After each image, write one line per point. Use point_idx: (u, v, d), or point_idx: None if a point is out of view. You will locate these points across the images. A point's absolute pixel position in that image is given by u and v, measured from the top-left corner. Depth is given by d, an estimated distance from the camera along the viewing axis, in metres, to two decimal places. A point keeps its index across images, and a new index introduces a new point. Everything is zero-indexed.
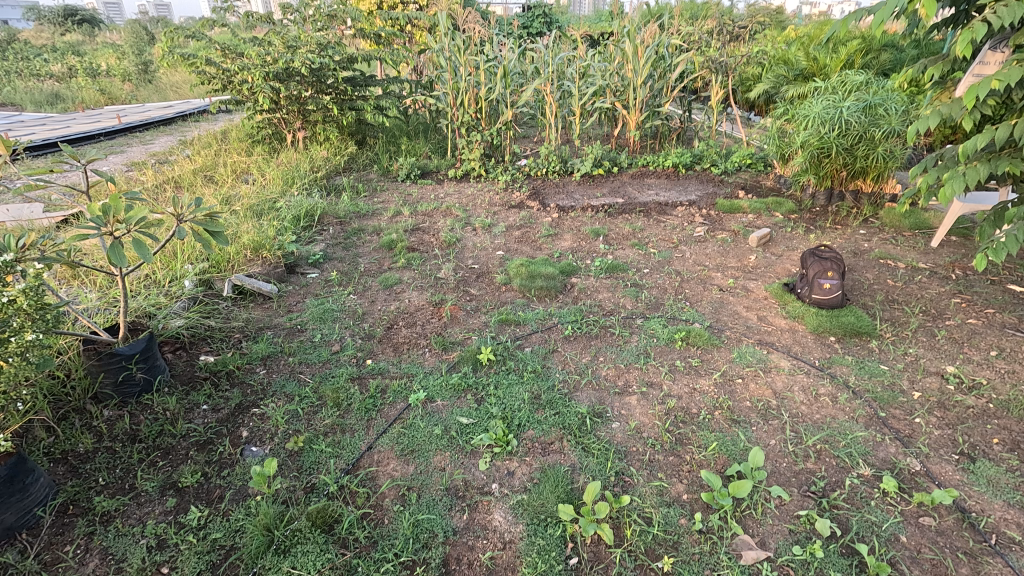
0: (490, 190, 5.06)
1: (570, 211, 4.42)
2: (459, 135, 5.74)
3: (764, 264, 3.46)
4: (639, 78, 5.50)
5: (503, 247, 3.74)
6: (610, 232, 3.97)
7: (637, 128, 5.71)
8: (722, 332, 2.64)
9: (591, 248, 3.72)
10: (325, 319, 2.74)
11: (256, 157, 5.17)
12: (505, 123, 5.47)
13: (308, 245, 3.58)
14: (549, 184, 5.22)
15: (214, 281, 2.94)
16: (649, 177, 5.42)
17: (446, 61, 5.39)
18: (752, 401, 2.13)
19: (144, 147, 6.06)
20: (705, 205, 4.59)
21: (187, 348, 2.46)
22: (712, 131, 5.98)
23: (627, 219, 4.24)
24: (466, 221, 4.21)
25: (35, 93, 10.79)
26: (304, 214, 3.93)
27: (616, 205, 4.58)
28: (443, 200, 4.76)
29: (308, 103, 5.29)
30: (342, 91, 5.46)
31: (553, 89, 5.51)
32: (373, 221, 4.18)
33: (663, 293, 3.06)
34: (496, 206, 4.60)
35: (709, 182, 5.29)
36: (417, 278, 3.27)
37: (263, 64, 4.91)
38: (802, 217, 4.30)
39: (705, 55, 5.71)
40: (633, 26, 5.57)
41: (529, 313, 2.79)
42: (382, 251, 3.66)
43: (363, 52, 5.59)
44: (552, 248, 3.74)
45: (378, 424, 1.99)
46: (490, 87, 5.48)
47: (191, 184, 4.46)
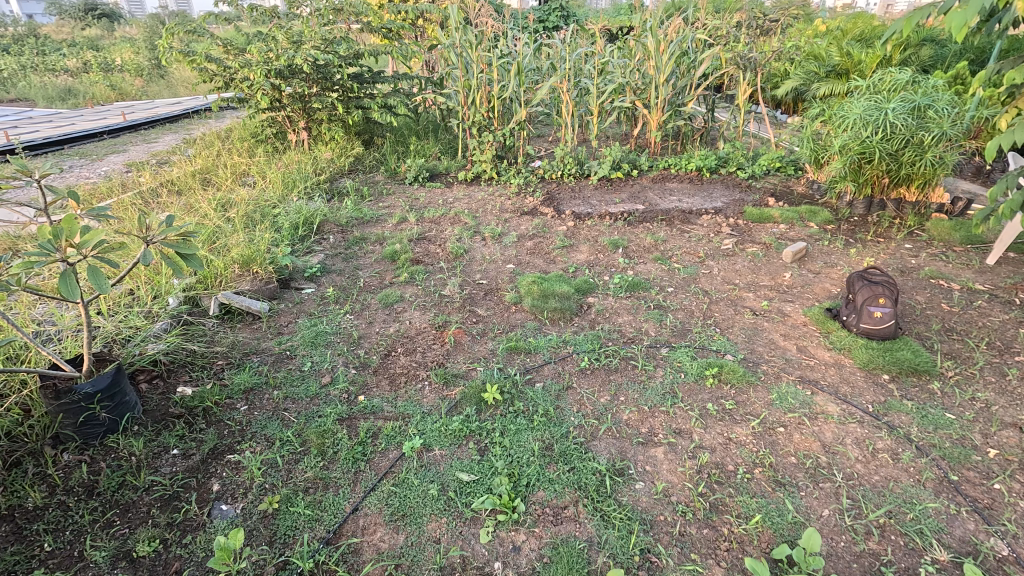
0: (501, 194, 4.79)
1: (587, 219, 4.14)
2: (470, 136, 5.48)
3: (801, 283, 3.14)
4: (661, 76, 5.18)
5: (514, 260, 3.48)
6: (630, 244, 3.68)
7: (658, 128, 5.39)
8: (757, 366, 2.35)
9: (609, 262, 3.44)
10: (317, 344, 2.50)
11: (259, 158, 4.96)
12: (518, 123, 5.20)
13: (305, 256, 3.35)
14: (564, 188, 4.93)
15: (201, 298, 2.73)
16: (670, 182, 5.10)
17: (457, 57, 5.11)
18: (797, 457, 1.84)
19: (146, 146, 5.91)
20: (732, 213, 4.27)
21: (165, 378, 2.24)
22: (738, 131, 5.63)
23: (647, 228, 3.96)
24: (475, 230, 3.95)
25: (48, 88, 10.78)
26: (302, 221, 3.70)
27: (635, 212, 4.28)
28: (452, 205, 4.51)
29: (312, 101, 5.07)
30: (348, 88, 5.22)
31: (569, 87, 5.22)
32: (377, 229, 3.94)
33: (689, 317, 2.77)
34: (507, 213, 4.33)
35: (736, 187, 4.96)
36: (420, 295, 3.02)
37: (265, 61, 4.68)
38: (840, 228, 3.96)
39: (732, 51, 5.36)
40: (655, 20, 5.24)
41: (541, 340, 2.53)
42: (384, 263, 3.41)
43: (371, 47, 5.34)
44: (566, 260, 3.46)
45: (367, 478, 1.74)
46: (503, 85, 5.20)
47: (189, 187, 4.27)
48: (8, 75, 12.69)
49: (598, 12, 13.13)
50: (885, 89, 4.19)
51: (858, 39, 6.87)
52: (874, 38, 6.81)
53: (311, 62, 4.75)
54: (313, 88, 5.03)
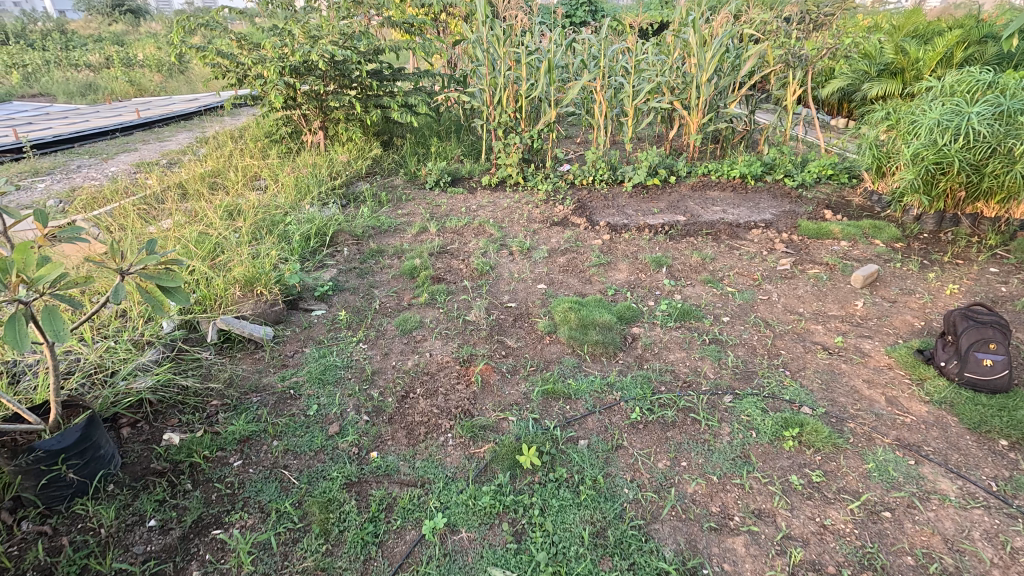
0: (528, 202, 4.45)
1: (624, 232, 3.78)
2: (495, 137, 5.15)
3: (876, 314, 2.74)
4: (703, 75, 4.78)
5: (546, 279, 3.14)
6: (674, 262, 3.31)
7: (698, 131, 4.99)
8: (844, 423, 1.97)
9: (652, 283, 3.07)
10: (325, 381, 2.19)
11: (273, 160, 4.69)
12: (547, 124, 4.85)
13: (316, 273, 3.05)
14: (596, 196, 4.57)
15: (199, 323, 2.45)
16: (711, 190, 4.71)
17: (483, 53, 4.76)
18: (914, 558, 1.47)
19: (159, 145, 5.70)
20: (785, 227, 3.87)
21: (151, 423, 1.95)
22: (785, 135, 5.20)
23: (691, 244, 3.58)
24: (502, 242, 3.62)
25: (69, 83, 10.74)
26: (314, 232, 3.41)
27: (676, 225, 3.90)
28: (476, 214, 4.19)
29: (329, 100, 4.77)
30: (367, 86, 4.92)
31: (603, 86, 4.84)
32: (395, 240, 3.63)
33: (751, 355, 2.40)
34: (536, 222, 3.99)
35: (784, 197, 4.54)
36: (441, 320, 2.69)
37: (280, 57, 4.39)
38: (910, 246, 3.53)
39: (782, 48, 4.92)
40: (697, 14, 4.83)
41: (582, 382, 2.18)
42: (402, 281, 3.09)
43: (392, 42, 5.02)
44: (604, 280, 3.10)
45: (380, 571, 1.42)
46: (532, 83, 4.85)
47: (197, 191, 4.02)
48: (31, 70, 12.70)
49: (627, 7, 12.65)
50: (963, 91, 3.73)
51: (914, 35, 6.35)
52: (931, 33, 6.29)
53: (327, 58, 4.45)
54: (330, 86, 4.79)
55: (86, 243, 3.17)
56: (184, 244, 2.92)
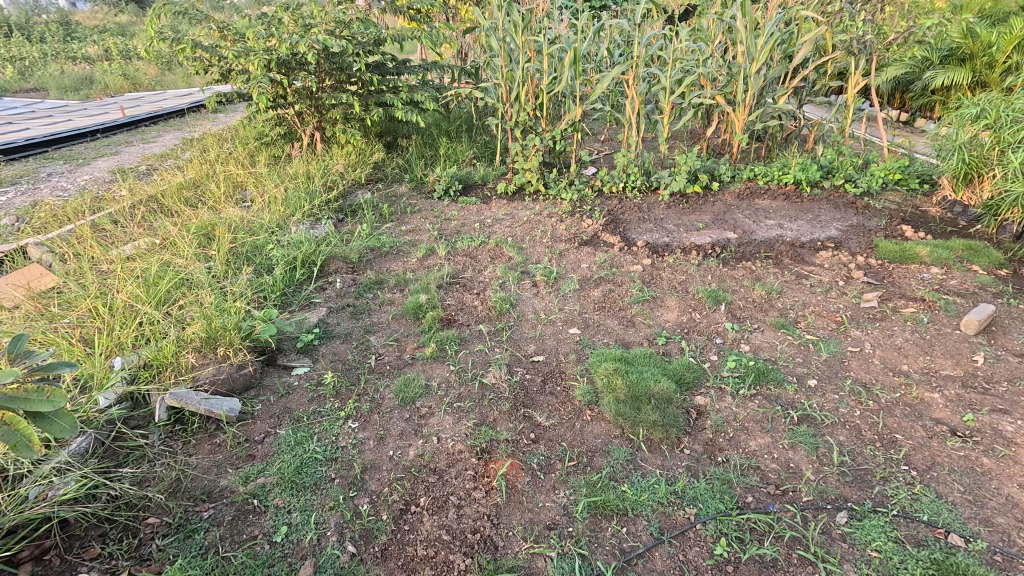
0: (552, 214, 3.90)
1: (666, 254, 3.20)
2: (512, 137, 4.57)
3: (1006, 374, 2.15)
4: (753, 65, 4.13)
5: (579, 320, 2.58)
6: (733, 297, 2.74)
7: (744, 130, 4.35)
8: (1017, 567, 1.40)
9: (710, 327, 2.51)
10: (300, 486, 1.66)
11: (263, 167, 4.17)
12: (572, 123, 4.25)
13: (302, 315, 2.52)
14: (628, 206, 4.00)
15: (146, 396, 1.93)
16: (760, 199, 4.11)
17: (498, 42, 4.15)
18: None
19: (142, 147, 5.20)
20: (858, 248, 3.27)
21: (61, 559, 1.44)
22: (844, 132, 4.55)
23: (750, 271, 3.00)
24: (524, 268, 3.07)
25: (63, 77, 10.28)
26: (301, 260, 2.88)
27: (728, 245, 3.32)
28: (491, 230, 3.64)
29: (323, 98, 4.21)
30: (367, 82, 4.37)
31: (636, 79, 4.23)
32: (398, 267, 3.09)
33: (857, 440, 1.83)
34: (561, 241, 3.44)
35: (848, 207, 3.92)
36: (453, 382, 2.15)
37: (265, 49, 3.84)
38: (1017, 273, 2.92)
39: (843, 32, 4.25)
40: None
41: (641, 491, 1.64)
42: (405, 324, 2.55)
43: (395, 30, 4.44)
44: (651, 323, 2.55)
45: None
46: (554, 76, 4.25)
47: (173, 207, 3.52)
48: (28, 63, 12.30)
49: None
50: None
51: (983, 15, 5.62)
52: (1003, 13, 5.56)
53: (319, 49, 3.88)
54: (325, 81, 4.25)
55: (33, 277, 2.68)
56: (140, 282, 2.40)
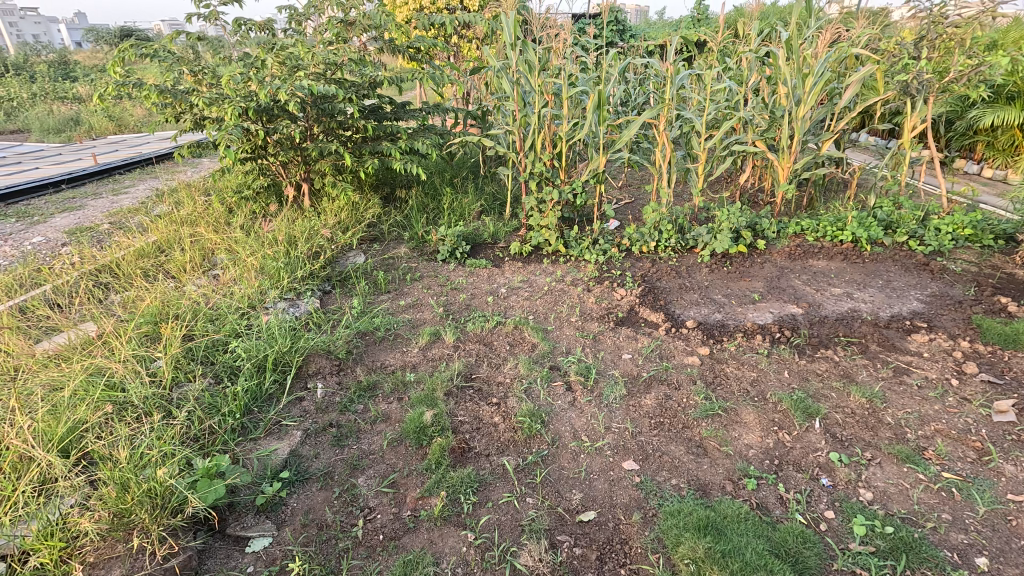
0: (576, 282, 3.34)
1: (725, 339, 2.62)
2: (526, 189, 4.04)
3: None
4: (800, 108, 3.64)
5: (632, 447, 1.97)
6: (828, 408, 2.13)
7: (789, 180, 3.84)
8: None
9: (809, 457, 1.90)
10: None
11: (241, 227, 3.62)
12: (594, 174, 3.73)
13: (268, 447, 1.91)
14: (664, 270, 3.46)
15: None
16: (814, 260, 3.57)
17: (511, 85, 3.66)
18: None
19: (111, 199, 4.66)
20: (955, 328, 2.69)
21: None
22: (899, 181, 4.05)
23: (833, 365, 2.42)
24: (552, 362, 2.47)
25: (48, 118, 9.89)
26: (274, 359, 2.28)
27: (796, 325, 2.74)
28: (507, 304, 3.06)
29: (310, 148, 3.69)
30: (362, 130, 3.86)
31: (665, 125, 3.73)
32: (396, 361, 2.50)
33: None
34: (593, 320, 2.86)
35: (920, 269, 3.37)
36: (474, 568, 1.52)
37: (244, 95, 3.33)
38: None
39: (899, 71, 3.77)
40: (786, 30, 3.72)
41: None
42: (404, 455, 1.93)
43: (394, 72, 3.96)
44: (728, 450, 1.94)
45: None
46: (575, 122, 3.75)
47: (128, 281, 2.95)
48: (16, 104, 11.95)
49: (656, 29, 11.67)
50: None
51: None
52: None
53: (303, 94, 3.38)
54: (315, 129, 3.74)
55: None
56: (49, 411, 1.79)
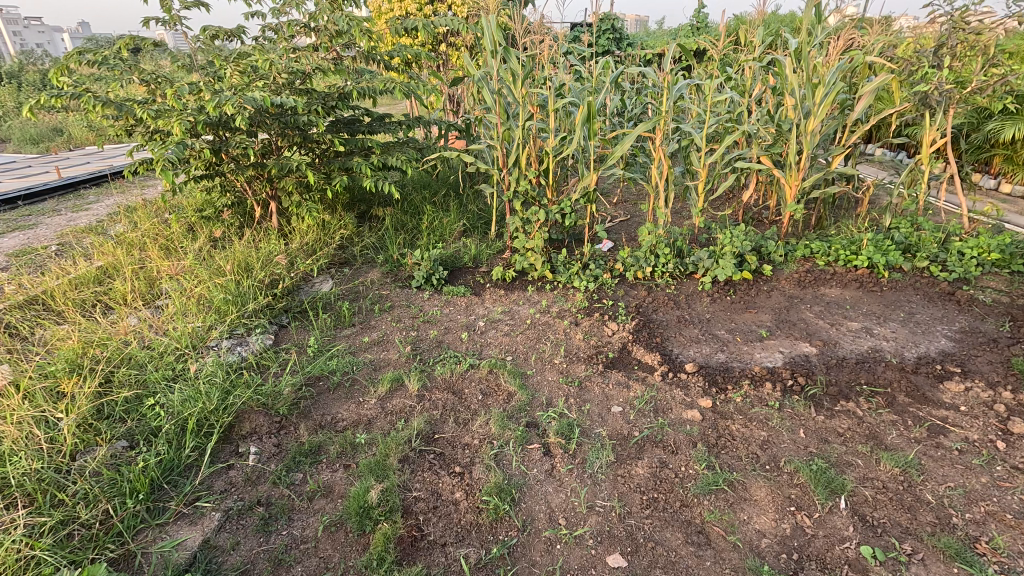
0: (563, 313, 3.01)
1: (729, 388, 2.28)
2: (510, 208, 3.72)
3: None
4: (809, 121, 3.32)
5: (619, 534, 1.62)
6: (853, 480, 1.79)
7: (797, 199, 3.52)
8: None
9: (834, 550, 1.55)
10: None
11: (196, 252, 3.31)
12: (584, 193, 3.41)
13: (175, 537, 1.57)
14: (661, 300, 3.12)
15: None
16: (826, 288, 3.23)
17: (492, 96, 3.34)
18: None
19: (69, 217, 4.34)
20: (994, 374, 2.35)
21: None
22: (916, 200, 3.72)
23: (856, 421, 2.08)
24: (529, 418, 2.13)
25: (30, 126, 9.59)
26: (197, 419, 1.94)
27: (811, 369, 2.40)
28: (484, 341, 2.72)
29: (273, 165, 3.37)
30: (331, 144, 3.55)
31: (662, 139, 3.41)
32: (349, 414, 2.16)
33: None
34: (579, 362, 2.52)
35: (944, 300, 3.04)
36: None
37: (197, 106, 3.02)
38: None
39: (917, 82, 3.45)
40: (793, 37, 3.41)
41: None
42: (342, 545, 1.59)
43: (368, 81, 3.66)
44: (736, 539, 1.60)
45: None
46: (563, 136, 3.44)
47: (56, 316, 2.63)
48: (1, 112, 11.68)
49: (654, 38, 11.40)
50: None
51: None
52: None
53: (260, 107, 3.07)
54: (279, 144, 3.43)
55: None
56: None
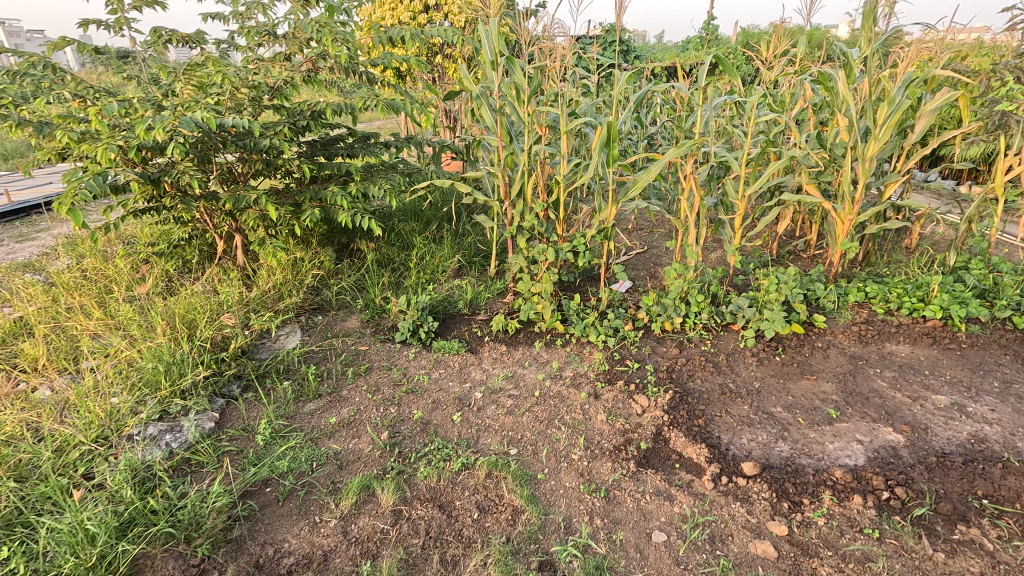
0: (578, 380, 2.45)
1: (806, 505, 1.72)
2: (514, 244, 3.20)
3: None
4: (868, 145, 2.80)
5: None
6: None
7: (850, 236, 2.99)
8: None
9: None
10: None
11: (137, 299, 2.75)
12: (601, 229, 2.89)
13: None
14: (697, 361, 2.57)
15: None
16: (892, 345, 2.69)
17: (493, 114, 2.82)
18: None
19: (7, 249, 3.79)
20: None
21: None
22: (987, 235, 3.20)
23: (989, 562, 1.51)
24: (541, 554, 1.57)
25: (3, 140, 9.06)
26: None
27: (907, 472, 1.84)
28: (481, 423, 2.17)
29: (232, 195, 2.84)
30: (304, 171, 3.03)
31: (693, 165, 2.88)
32: (298, 547, 1.59)
33: None
34: (603, 458, 1.96)
35: None
36: None
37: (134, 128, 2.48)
38: None
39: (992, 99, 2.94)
40: (848, 47, 2.89)
41: None
42: None
43: (349, 98, 3.13)
44: None
45: None
46: (575, 161, 2.91)
47: None
48: None
49: (659, 51, 11.00)
50: None
51: None
52: None
53: (212, 127, 2.54)
54: (240, 170, 2.90)
55: None
56: None
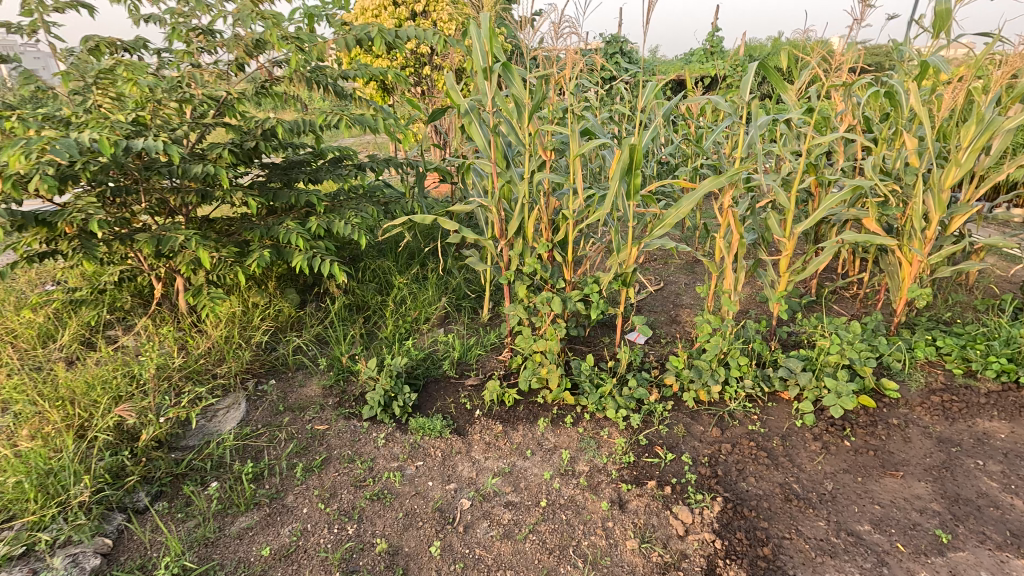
0: (596, 479, 1.89)
1: None
2: (511, 289, 2.64)
3: None
4: (947, 172, 2.28)
5: None
6: None
7: (918, 280, 2.47)
8: None
9: None
10: None
11: (33, 368, 2.18)
12: (620, 274, 2.35)
13: None
14: (746, 449, 2.01)
15: None
16: (987, 422, 2.14)
17: (486, 135, 2.28)
18: None
19: None
20: None
21: None
22: None
23: None
24: None
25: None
26: None
27: None
28: (469, 556, 1.59)
29: (160, 235, 2.28)
30: (255, 203, 2.47)
31: (732, 196, 2.35)
32: None
33: None
34: None
35: None
36: None
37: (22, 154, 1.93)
38: None
39: None
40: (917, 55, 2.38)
41: None
42: None
43: (312, 114, 2.57)
44: None
45: None
46: (587, 191, 2.38)
47: None
48: None
49: (659, 65, 10.62)
50: None
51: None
52: None
53: (127, 153, 1.99)
54: (173, 203, 2.34)
55: None
56: None
